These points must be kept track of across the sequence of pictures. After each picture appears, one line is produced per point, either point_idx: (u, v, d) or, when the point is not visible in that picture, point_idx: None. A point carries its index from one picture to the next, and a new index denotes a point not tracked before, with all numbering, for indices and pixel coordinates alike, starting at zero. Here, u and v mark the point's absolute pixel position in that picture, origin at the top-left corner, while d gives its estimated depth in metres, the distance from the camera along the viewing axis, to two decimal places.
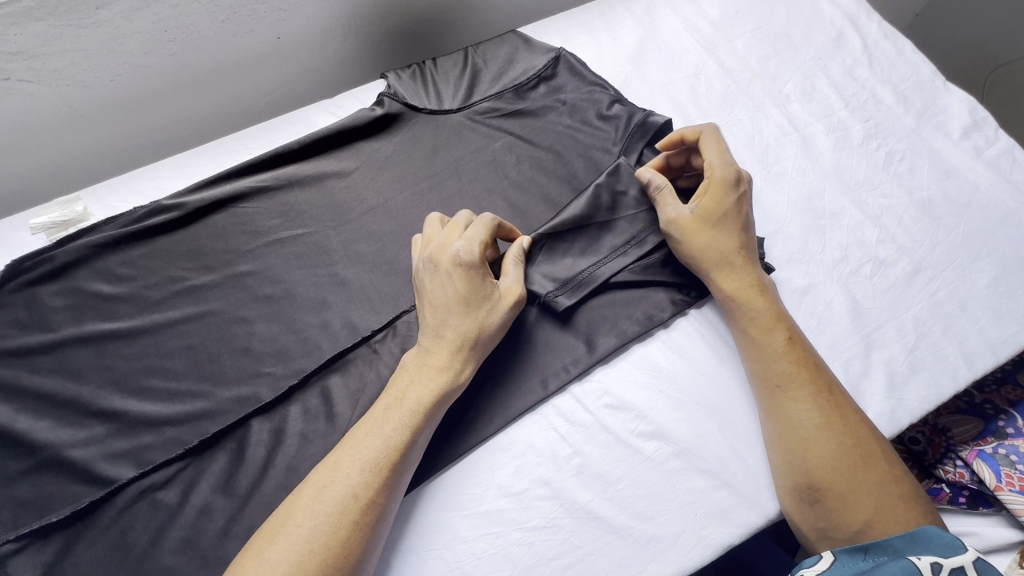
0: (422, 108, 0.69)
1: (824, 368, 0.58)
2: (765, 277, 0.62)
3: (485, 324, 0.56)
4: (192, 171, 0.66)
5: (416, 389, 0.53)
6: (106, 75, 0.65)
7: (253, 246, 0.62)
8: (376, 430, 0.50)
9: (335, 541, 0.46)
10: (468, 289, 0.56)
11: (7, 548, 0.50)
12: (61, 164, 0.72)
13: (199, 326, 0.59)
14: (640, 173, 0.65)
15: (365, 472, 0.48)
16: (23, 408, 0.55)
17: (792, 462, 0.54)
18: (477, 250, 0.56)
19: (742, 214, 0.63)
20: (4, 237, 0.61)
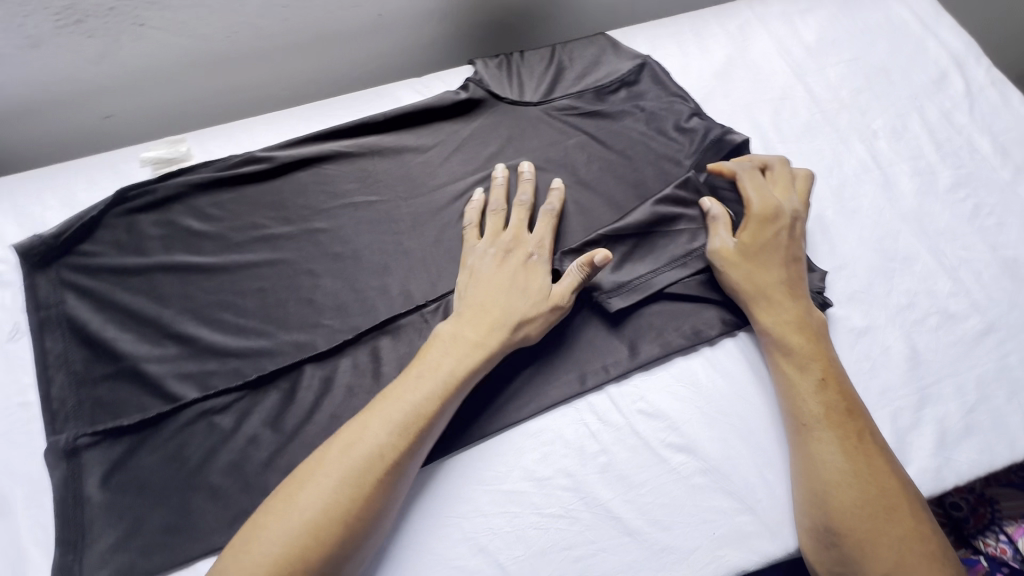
0: (504, 97, 0.71)
1: (862, 413, 0.57)
2: (813, 313, 0.61)
3: (540, 316, 0.59)
4: (285, 129, 0.71)
5: (451, 360, 0.55)
6: (223, 31, 0.71)
7: (329, 206, 0.66)
8: (406, 396, 0.53)
9: (356, 493, 0.48)
10: (533, 279, 0.60)
11: (84, 441, 0.56)
12: (169, 106, 0.78)
13: (272, 273, 0.64)
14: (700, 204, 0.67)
15: (395, 433, 0.51)
16: (113, 319, 0.62)
17: (810, 500, 0.54)
18: (547, 253, 0.63)
19: (790, 244, 0.63)
20: (116, 165, 0.68)
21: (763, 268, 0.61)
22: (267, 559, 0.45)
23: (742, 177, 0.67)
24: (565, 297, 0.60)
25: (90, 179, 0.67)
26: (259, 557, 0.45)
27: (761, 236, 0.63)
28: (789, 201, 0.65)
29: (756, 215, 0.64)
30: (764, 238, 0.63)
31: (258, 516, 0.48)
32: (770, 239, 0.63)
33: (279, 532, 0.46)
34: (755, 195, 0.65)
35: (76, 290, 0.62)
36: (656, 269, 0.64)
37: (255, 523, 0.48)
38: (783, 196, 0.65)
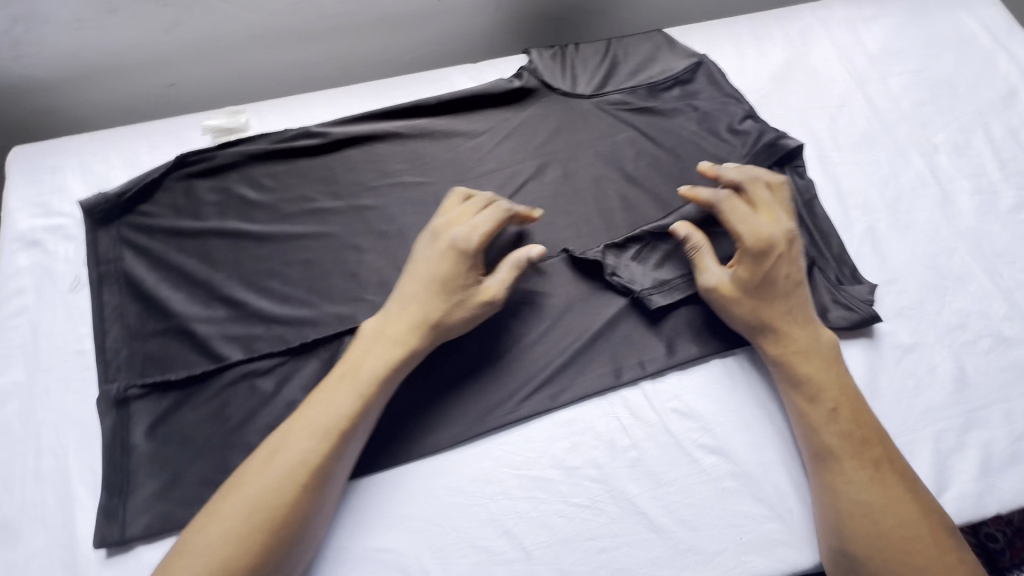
0: (557, 88, 0.71)
1: (882, 436, 0.55)
2: (821, 336, 0.58)
3: (462, 311, 0.58)
4: (339, 106, 0.72)
5: (370, 362, 0.56)
6: (288, 8, 0.73)
7: (378, 184, 0.68)
8: (329, 400, 0.54)
9: (279, 503, 0.49)
10: (454, 273, 0.59)
11: (133, 392, 0.59)
12: (230, 79, 0.80)
13: (320, 245, 0.65)
14: (674, 233, 0.64)
15: (314, 439, 0.52)
16: (167, 279, 0.64)
17: (831, 526, 0.53)
18: (477, 244, 0.59)
19: (789, 271, 0.59)
20: (178, 131, 0.70)
21: (761, 304, 0.58)
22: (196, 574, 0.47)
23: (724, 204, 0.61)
24: (489, 295, 0.59)
25: (152, 143, 0.69)
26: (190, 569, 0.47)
27: (756, 269, 0.59)
28: (777, 222, 0.60)
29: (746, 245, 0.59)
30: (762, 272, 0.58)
31: (188, 535, 0.49)
32: (765, 270, 0.58)
33: (206, 545, 0.48)
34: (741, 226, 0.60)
35: (133, 248, 0.65)
36: (696, 269, 0.64)
37: (186, 536, 0.49)
38: (772, 219, 0.60)
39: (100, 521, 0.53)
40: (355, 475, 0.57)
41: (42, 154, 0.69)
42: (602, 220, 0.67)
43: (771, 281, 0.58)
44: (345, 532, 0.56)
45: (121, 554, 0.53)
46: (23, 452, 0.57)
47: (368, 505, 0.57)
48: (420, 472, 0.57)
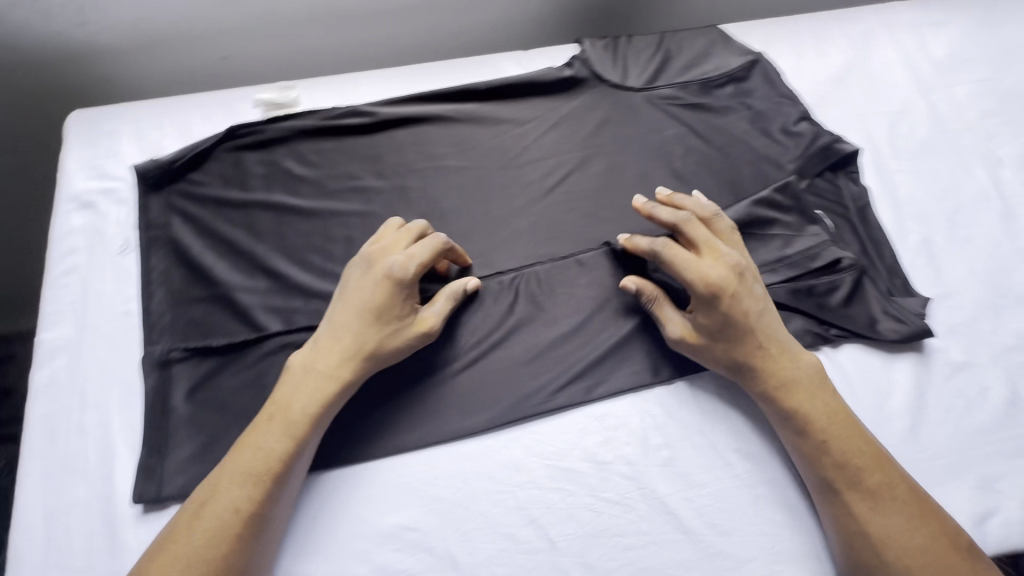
0: (608, 80, 0.70)
1: (880, 455, 0.53)
2: (797, 368, 0.56)
3: (396, 344, 0.57)
4: (389, 86, 0.72)
5: (301, 400, 0.54)
6: None
7: (423, 165, 0.68)
8: (257, 445, 0.53)
9: (215, 556, 0.49)
10: (388, 304, 0.57)
11: (176, 355, 0.60)
12: (282, 55, 0.81)
13: (362, 223, 0.66)
14: (623, 285, 0.61)
15: (249, 484, 0.51)
16: (213, 247, 0.65)
17: (847, 548, 0.52)
18: (413, 273, 0.57)
19: (747, 320, 0.56)
20: (230, 102, 0.71)
21: (722, 351, 0.56)
22: None
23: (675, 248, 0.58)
24: (426, 327, 0.58)
25: (205, 113, 0.70)
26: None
27: (713, 320, 0.56)
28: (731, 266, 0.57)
29: (699, 292, 0.56)
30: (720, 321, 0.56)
31: None
32: (722, 320, 0.55)
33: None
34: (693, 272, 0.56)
35: (181, 215, 0.66)
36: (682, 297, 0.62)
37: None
38: (724, 263, 0.57)
39: (139, 478, 0.55)
40: (385, 454, 0.58)
41: (98, 118, 0.70)
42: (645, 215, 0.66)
43: (726, 332, 0.56)
44: (374, 509, 0.56)
45: (157, 511, 0.55)
46: (69, 405, 0.59)
47: (397, 484, 0.57)
48: (451, 456, 0.57)
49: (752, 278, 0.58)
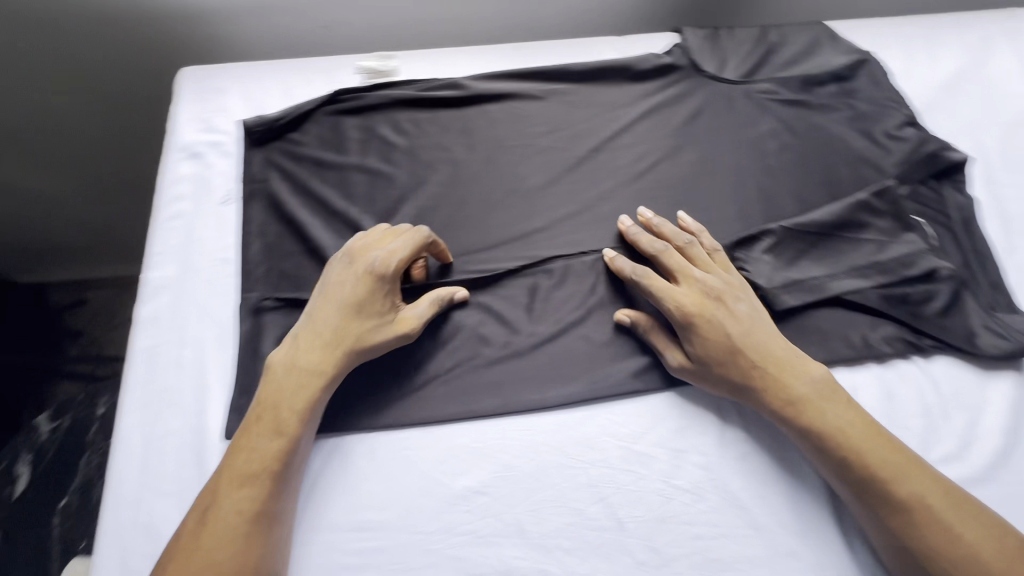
0: (707, 69, 0.70)
1: (902, 452, 0.53)
2: (799, 386, 0.55)
3: (376, 338, 0.58)
4: (486, 62, 0.73)
5: (288, 397, 0.56)
6: None
7: (514, 142, 0.69)
8: (251, 446, 0.54)
9: (228, 559, 0.50)
10: (369, 299, 0.59)
11: (268, 303, 0.63)
12: (379, 26, 0.83)
13: (452, 193, 0.68)
14: (618, 318, 0.62)
15: (258, 479, 0.53)
16: (308, 205, 0.68)
17: (890, 544, 0.52)
18: (393, 269, 0.59)
19: (729, 346, 0.56)
20: (333, 68, 0.74)
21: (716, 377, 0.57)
22: None
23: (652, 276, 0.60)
24: (408, 327, 0.60)
25: (309, 77, 0.73)
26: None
27: (702, 346, 0.57)
28: (703, 293, 0.58)
29: (674, 319, 0.58)
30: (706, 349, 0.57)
31: None
32: (709, 347, 0.57)
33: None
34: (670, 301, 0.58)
35: (280, 172, 0.69)
36: None
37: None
38: (696, 290, 0.58)
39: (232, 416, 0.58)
40: (467, 420, 0.60)
41: (209, 75, 0.74)
42: (734, 208, 0.65)
43: (710, 357, 0.57)
44: (449, 470, 0.59)
45: None
46: (169, 339, 0.62)
47: (470, 450, 0.59)
48: (526, 426, 0.60)
49: (732, 300, 0.58)
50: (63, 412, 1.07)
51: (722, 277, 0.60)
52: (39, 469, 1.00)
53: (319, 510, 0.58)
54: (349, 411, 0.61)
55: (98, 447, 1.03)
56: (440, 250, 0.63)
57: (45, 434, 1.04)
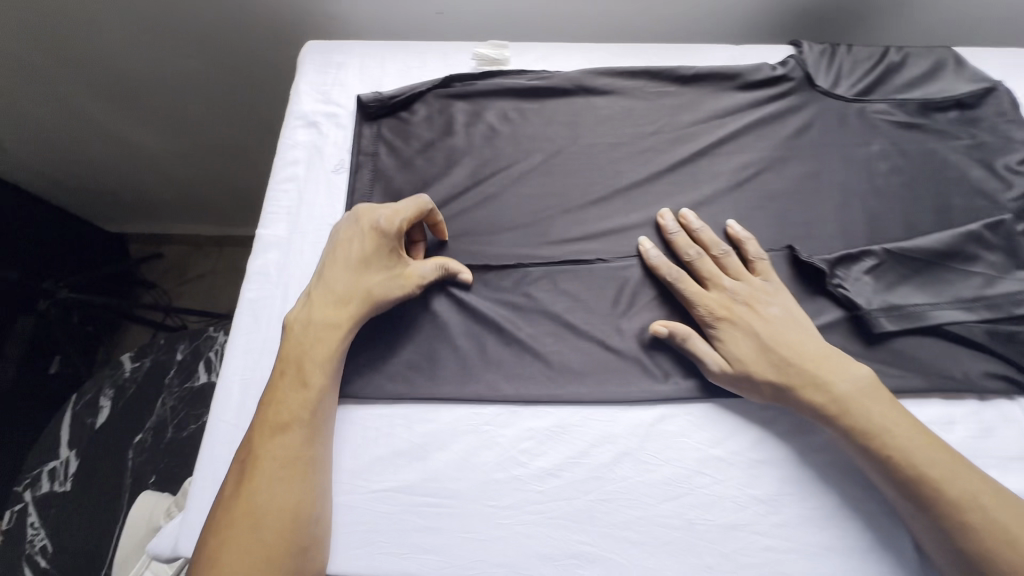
0: (823, 84, 0.69)
1: (941, 447, 0.52)
2: (842, 384, 0.55)
3: (384, 293, 0.62)
4: (597, 60, 0.75)
5: (311, 351, 0.59)
6: None
7: (619, 140, 0.70)
8: (280, 400, 0.57)
9: (278, 503, 0.52)
10: (378, 257, 0.62)
11: None
12: (491, 18, 0.86)
13: (554, 182, 0.70)
14: (652, 331, 0.62)
15: (293, 429, 0.56)
16: (413, 180, 0.71)
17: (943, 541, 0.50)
18: (397, 228, 0.62)
19: (763, 347, 0.58)
20: (449, 54, 0.77)
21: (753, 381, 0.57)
22: None
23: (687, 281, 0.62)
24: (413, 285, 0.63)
25: (425, 60, 0.77)
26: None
27: (738, 349, 0.58)
28: (732, 299, 0.61)
29: (704, 323, 0.61)
30: (747, 354, 0.58)
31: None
32: (745, 351, 0.58)
33: (246, 545, 0.51)
34: (702, 306, 0.61)
35: (389, 147, 0.72)
36: None
37: (212, 554, 0.51)
38: (726, 297, 0.61)
39: None
40: (547, 404, 0.62)
41: (330, 51, 0.78)
42: (838, 225, 0.65)
43: (749, 361, 0.57)
44: (525, 450, 0.60)
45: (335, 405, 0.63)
46: (274, 294, 0.66)
47: (548, 433, 0.61)
48: (605, 417, 0.61)
49: (762, 306, 0.60)
50: (144, 354, 1.13)
51: (753, 284, 0.61)
52: (119, 404, 1.07)
53: (398, 471, 0.60)
54: (434, 381, 0.63)
55: (172, 390, 1.09)
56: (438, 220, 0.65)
57: (127, 372, 1.11)
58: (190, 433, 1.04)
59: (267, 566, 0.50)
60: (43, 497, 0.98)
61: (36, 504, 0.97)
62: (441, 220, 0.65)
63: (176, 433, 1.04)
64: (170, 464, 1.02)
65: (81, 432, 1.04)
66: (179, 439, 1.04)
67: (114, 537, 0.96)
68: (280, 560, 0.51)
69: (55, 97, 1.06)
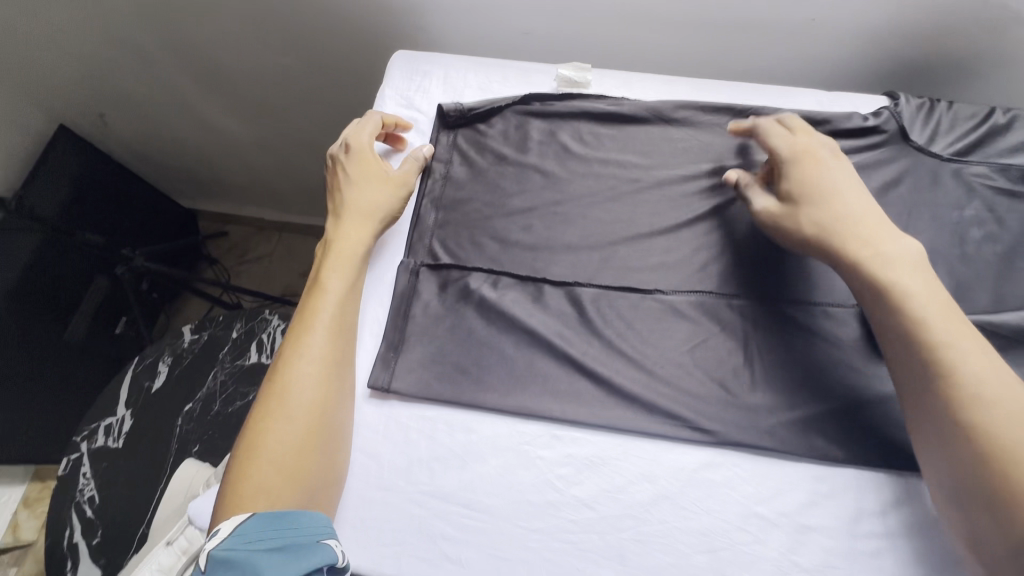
0: (917, 139, 0.67)
1: (975, 341, 0.51)
2: (889, 249, 0.56)
3: (382, 198, 0.69)
4: (679, 93, 0.75)
5: (335, 269, 0.65)
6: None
7: (692, 174, 0.70)
8: (308, 311, 0.63)
9: (309, 398, 0.59)
10: (363, 171, 0.70)
11: (424, 268, 0.70)
12: (576, 45, 0.87)
13: (621, 210, 0.69)
14: (726, 177, 0.67)
15: (318, 332, 0.62)
16: (481, 192, 0.73)
17: (940, 443, 0.50)
18: (365, 141, 0.71)
19: (816, 192, 0.60)
20: (531, 75, 0.79)
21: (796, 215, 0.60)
22: (268, 482, 0.55)
23: (771, 126, 0.65)
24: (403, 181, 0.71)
25: (508, 80, 0.79)
26: (267, 465, 0.55)
27: (796, 185, 0.61)
28: (810, 150, 0.63)
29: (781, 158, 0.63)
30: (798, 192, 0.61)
31: (238, 469, 0.56)
32: (806, 185, 0.60)
33: (280, 438, 0.57)
34: (774, 143, 0.64)
35: (463, 159, 0.75)
36: (830, 396, 0.59)
37: (248, 446, 0.57)
38: (804, 143, 0.63)
39: (377, 365, 0.65)
40: (589, 433, 0.61)
41: (417, 60, 0.82)
42: None
43: (805, 193, 0.60)
44: (562, 476, 0.59)
45: (379, 400, 0.65)
46: None
47: (586, 463, 0.60)
48: (647, 455, 0.59)
49: (839, 164, 0.62)
50: (202, 328, 1.18)
51: (818, 143, 0.64)
52: (175, 372, 1.14)
53: (432, 477, 0.61)
54: (477, 392, 0.63)
55: (224, 365, 1.14)
56: (390, 121, 0.74)
57: (185, 342, 1.17)
58: (236, 409, 1.09)
59: (299, 458, 0.56)
60: (97, 450, 1.06)
61: (91, 455, 1.06)
62: (395, 119, 0.74)
63: (222, 407, 1.09)
64: (214, 436, 1.06)
65: (138, 394, 1.11)
66: (225, 413, 1.08)
67: (155, 497, 1.02)
68: (311, 451, 0.57)
69: (155, 77, 1.14)
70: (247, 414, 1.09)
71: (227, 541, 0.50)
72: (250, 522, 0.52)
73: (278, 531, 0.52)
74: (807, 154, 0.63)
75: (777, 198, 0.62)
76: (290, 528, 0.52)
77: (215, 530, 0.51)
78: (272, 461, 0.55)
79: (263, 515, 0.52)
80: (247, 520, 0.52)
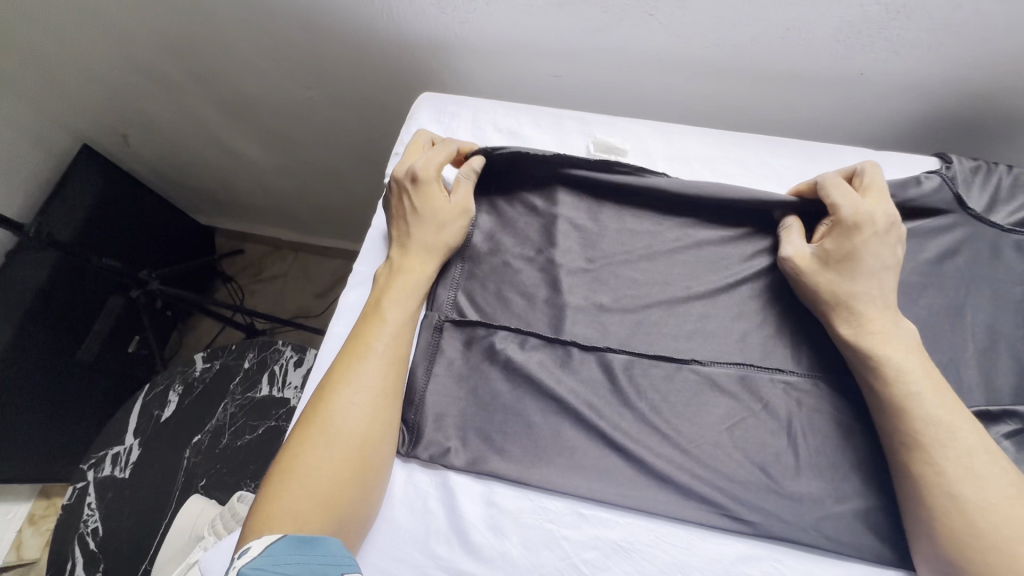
0: (973, 207, 0.62)
1: (963, 417, 0.51)
2: (889, 330, 0.55)
3: (445, 234, 0.67)
4: (718, 148, 0.74)
5: (393, 294, 0.63)
6: (711, 45, 0.73)
7: (730, 235, 0.67)
8: (363, 335, 0.61)
9: (355, 427, 0.56)
10: (428, 202, 0.67)
11: (449, 322, 0.66)
12: (609, 89, 0.85)
13: (656, 271, 0.66)
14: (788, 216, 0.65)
15: (372, 356, 0.60)
16: (509, 245, 0.70)
17: (907, 502, 0.51)
18: (433, 171, 0.67)
19: (851, 258, 0.57)
20: (563, 122, 0.77)
21: (837, 278, 0.58)
22: (297, 509, 0.52)
23: (833, 181, 0.62)
24: (463, 212, 0.68)
25: (540, 126, 0.76)
26: (300, 491, 0.53)
27: (833, 248, 0.59)
28: (885, 215, 0.58)
29: (841, 217, 0.59)
30: (851, 252, 0.58)
31: (272, 489, 0.54)
32: (845, 249, 0.58)
33: (317, 462, 0.55)
34: (835, 203, 0.60)
35: (491, 208, 0.72)
36: (882, 487, 0.55)
37: (285, 468, 0.55)
38: (879, 206, 0.59)
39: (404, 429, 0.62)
40: (619, 514, 0.57)
41: (447, 100, 0.80)
42: (979, 371, 0.57)
43: (845, 265, 0.58)
44: (588, 561, 0.56)
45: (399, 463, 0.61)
46: None
47: (615, 547, 0.56)
48: (681, 543, 0.55)
49: (894, 237, 0.58)
50: (215, 356, 1.15)
51: (886, 209, 0.59)
52: (185, 402, 1.11)
53: (450, 553, 0.57)
54: (500, 463, 0.59)
55: (234, 397, 1.10)
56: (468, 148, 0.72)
57: (197, 371, 1.13)
58: (245, 443, 1.05)
59: (336, 488, 0.54)
60: (104, 480, 1.04)
61: (98, 485, 1.04)
62: (472, 148, 0.72)
63: (232, 441, 1.06)
64: (222, 471, 1.03)
65: (147, 422, 1.09)
66: (234, 447, 1.05)
67: (158, 532, 1.00)
68: (347, 485, 0.55)
69: (178, 101, 1.13)
70: (256, 449, 1.05)
71: (254, 560, 0.47)
72: (279, 545, 0.49)
73: (301, 556, 0.49)
74: (856, 225, 0.58)
75: (811, 253, 0.60)
76: (314, 555, 0.49)
77: (244, 548, 0.49)
78: (307, 488, 0.53)
79: (287, 543, 0.49)
80: (276, 541, 0.49)
